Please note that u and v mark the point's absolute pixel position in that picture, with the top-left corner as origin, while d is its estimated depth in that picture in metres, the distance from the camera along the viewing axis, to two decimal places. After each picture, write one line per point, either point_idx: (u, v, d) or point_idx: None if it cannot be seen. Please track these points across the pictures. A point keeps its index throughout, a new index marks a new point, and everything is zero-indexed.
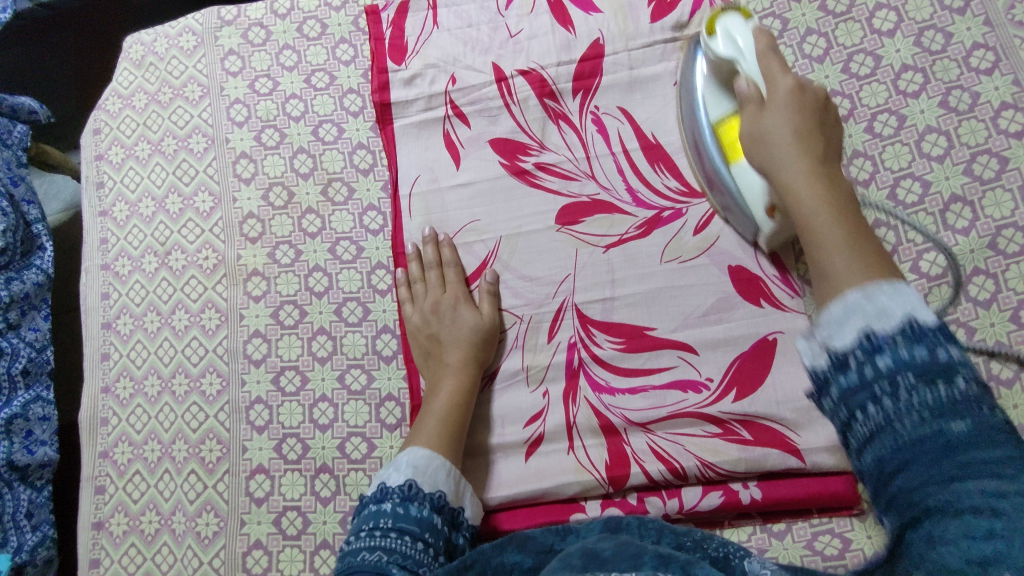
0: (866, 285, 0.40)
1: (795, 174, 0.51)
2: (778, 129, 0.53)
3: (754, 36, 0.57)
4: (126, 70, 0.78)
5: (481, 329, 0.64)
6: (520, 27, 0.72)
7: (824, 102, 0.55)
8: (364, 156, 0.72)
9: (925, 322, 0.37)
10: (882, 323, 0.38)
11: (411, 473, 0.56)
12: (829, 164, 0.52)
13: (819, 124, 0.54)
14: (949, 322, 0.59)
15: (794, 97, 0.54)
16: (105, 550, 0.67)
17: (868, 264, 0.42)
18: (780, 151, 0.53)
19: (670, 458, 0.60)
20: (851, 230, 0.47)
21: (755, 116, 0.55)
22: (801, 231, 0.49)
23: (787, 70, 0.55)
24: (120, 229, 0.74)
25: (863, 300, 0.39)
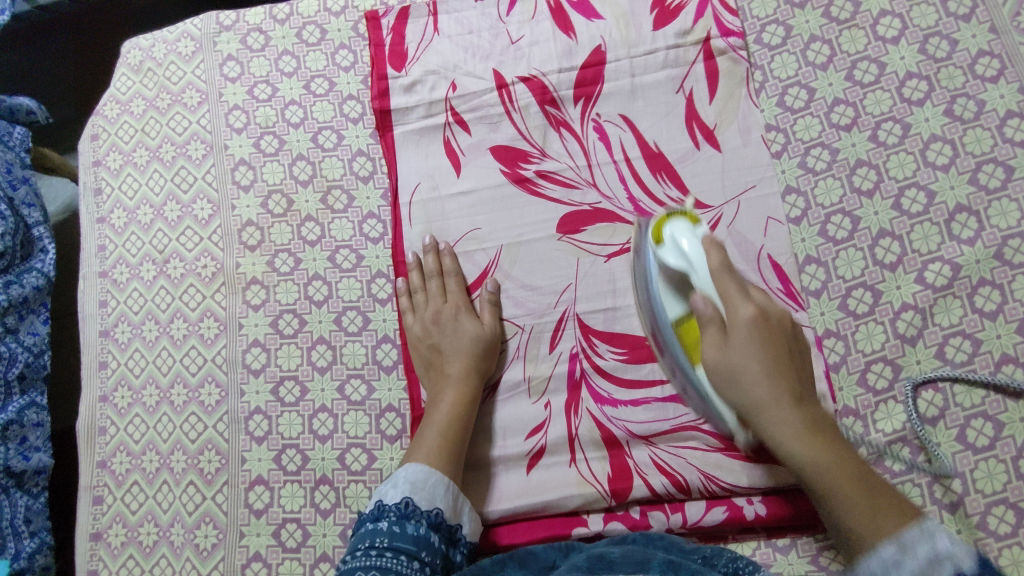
0: (900, 536, 0.44)
1: (785, 430, 0.52)
2: (757, 382, 0.53)
3: (703, 243, 0.56)
4: (124, 75, 0.78)
5: (482, 338, 0.63)
6: (521, 34, 0.71)
7: (784, 316, 0.55)
8: (364, 164, 0.72)
9: (973, 569, 0.41)
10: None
11: (408, 489, 0.56)
12: (807, 400, 0.53)
13: (784, 343, 0.54)
14: (954, 333, 0.59)
15: (758, 329, 0.54)
16: (104, 561, 0.66)
17: (887, 514, 0.46)
18: (756, 392, 0.53)
19: (673, 472, 0.59)
20: (841, 467, 0.49)
21: (721, 347, 0.55)
22: (835, 490, 0.49)
23: (744, 292, 0.55)
24: (118, 236, 0.73)
25: (901, 557, 0.43)
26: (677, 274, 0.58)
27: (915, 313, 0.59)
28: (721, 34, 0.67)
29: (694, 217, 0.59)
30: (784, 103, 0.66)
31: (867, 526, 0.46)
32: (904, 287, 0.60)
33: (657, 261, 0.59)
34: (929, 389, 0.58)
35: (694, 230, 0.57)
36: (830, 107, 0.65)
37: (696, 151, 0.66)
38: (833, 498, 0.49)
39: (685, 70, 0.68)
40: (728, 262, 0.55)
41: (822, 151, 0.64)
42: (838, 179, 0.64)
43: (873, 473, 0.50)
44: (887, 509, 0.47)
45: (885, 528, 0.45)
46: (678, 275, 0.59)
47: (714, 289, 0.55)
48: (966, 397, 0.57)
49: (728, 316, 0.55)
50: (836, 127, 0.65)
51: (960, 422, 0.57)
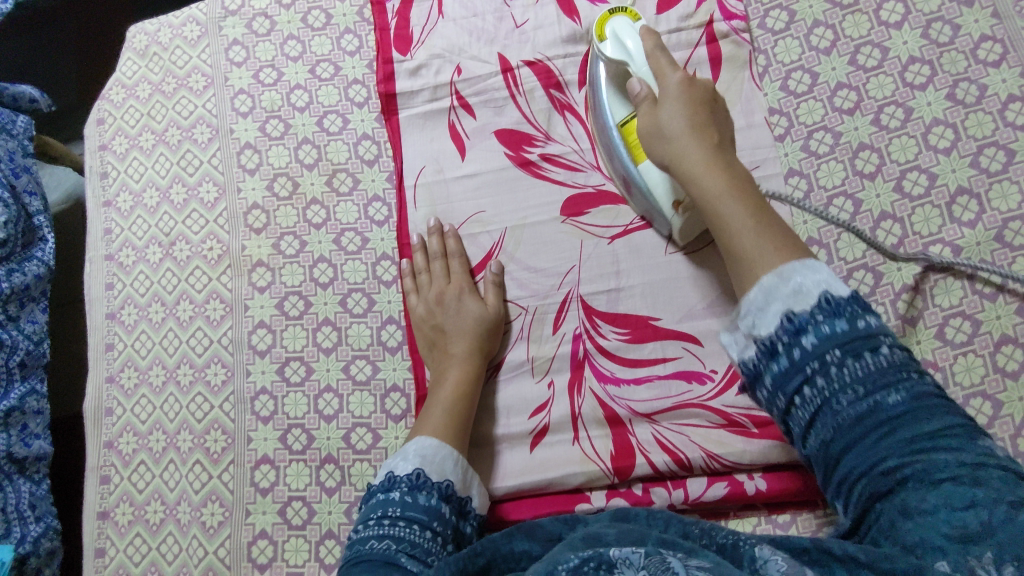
0: (778, 268, 0.46)
1: (693, 163, 0.51)
2: (673, 120, 0.53)
3: (642, 37, 0.60)
4: (130, 60, 0.78)
5: (486, 318, 0.64)
6: (526, 18, 0.71)
7: (714, 91, 0.56)
8: (369, 147, 0.72)
9: (841, 296, 0.44)
10: (800, 303, 0.44)
11: (419, 462, 0.56)
12: (726, 151, 0.52)
13: (710, 110, 0.54)
14: (954, 314, 0.59)
15: (684, 91, 0.54)
16: (111, 539, 0.67)
17: (777, 244, 0.47)
18: (675, 149, 0.53)
19: (675, 449, 0.60)
20: (743, 205, 0.49)
21: (650, 112, 0.55)
22: (725, 218, 0.49)
23: (671, 63, 0.57)
24: (124, 219, 0.74)
25: (777, 285, 0.45)
26: (621, 75, 0.63)
27: (916, 295, 0.60)
28: (725, 17, 0.68)
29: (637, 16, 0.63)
30: (788, 87, 0.66)
31: (750, 265, 0.47)
32: (905, 268, 0.60)
33: (604, 64, 0.63)
34: (929, 368, 0.58)
35: (635, 29, 0.61)
36: (833, 91, 0.66)
37: None
38: (726, 247, 0.50)
39: (688, 53, 0.68)
40: (662, 45, 0.59)
41: (824, 134, 0.65)
42: (840, 162, 0.64)
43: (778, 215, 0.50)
44: (777, 242, 0.48)
45: (768, 264, 0.46)
46: (622, 71, 0.63)
47: (650, 73, 0.59)
48: (966, 376, 0.58)
49: (654, 68, 0.58)
50: (838, 110, 0.65)
51: (960, 401, 0.57)
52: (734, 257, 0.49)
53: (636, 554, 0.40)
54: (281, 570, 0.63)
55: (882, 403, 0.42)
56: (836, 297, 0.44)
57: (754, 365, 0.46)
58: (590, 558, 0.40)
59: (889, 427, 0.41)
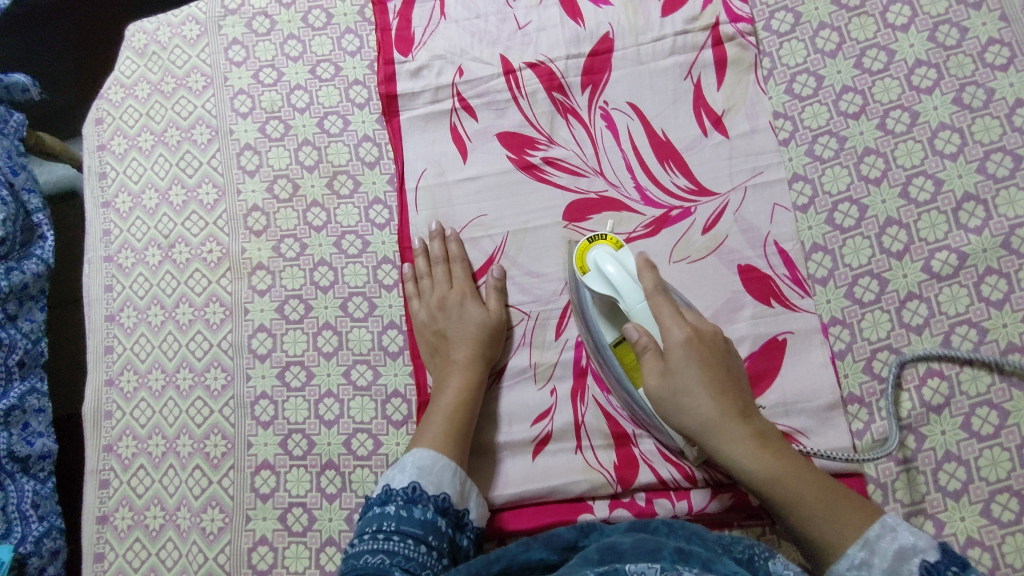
0: (865, 538, 0.49)
1: (739, 452, 0.52)
2: (706, 405, 0.53)
3: (636, 268, 0.57)
4: (128, 59, 0.77)
5: (488, 324, 0.64)
6: (529, 19, 0.71)
7: (716, 332, 0.56)
8: (370, 149, 0.71)
9: (937, 557, 0.47)
10: (898, 572, 0.47)
11: (415, 473, 0.56)
12: (745, 399, 0.54)
13: (721, 358, 0.55)
14: (960, 322, 0.59)
15: (696, 351, 0.54)
16: (110, 544, 0.66)
17: (849, 514, 0.50)
18: (710, 415, 0.53)
19: (679, 459, 0.60)
20: (795, 480, 0.51)
21: (663, 378, 0.54)
22: (800, 501, 0.51)
23: (677, 313, 0.55)
24: (123, 221, 0.73)
25: (871, 560, 0.48)
26: (608, 302, 0.59)
27: (921, 303, 0.60)
28: (730, 20, 0.67)
29: (617, 239, 0.59)
30: (793, 90, 0.66)
31: (840, 530, 0.50)
32: (911, 275, 0.60)
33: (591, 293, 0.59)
34: (934, 377, 0.58)
35: (620, 257, 0.57)
36: (839, 95, 0.65)
37: (704, 138, 0.66)
38: (802, 508, 0.51)
39: (693, 56, 0.67)
40: (661, 283, 0.56)
41: (830, 139, 0.64)
42: (845, 167, 0.63)
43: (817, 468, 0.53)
44: (846, 513, 0.50)
45: (851, 536, 0.49)
46: (613, 301, 0.59)
47: (650, 317, 0.56)
48: (972, 385, 0.58)
49: (663, 334, 0.54)
50: (844, 115, 0.64)
51: (966, 411, 0.57)
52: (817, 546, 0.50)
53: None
54: None
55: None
56: (937, 565, 0.47)
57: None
58: (606, 572, 0.43)
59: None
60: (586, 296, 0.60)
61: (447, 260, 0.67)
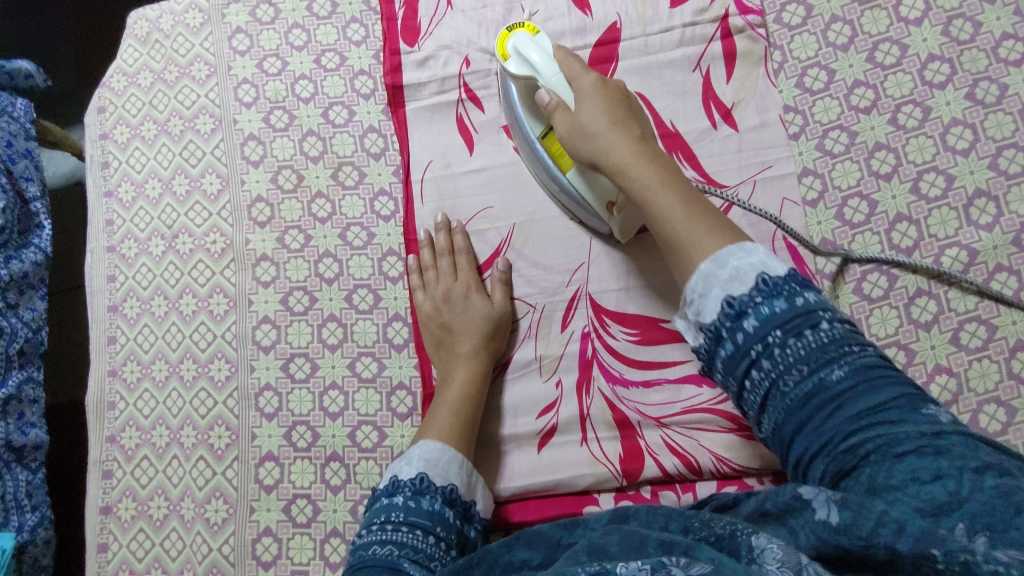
0: (716, 253, 0.46)
1: (625, 159, 0.51)
2: (594, 120, 0.53)
3: (549, 51, 0.59)
4: (131, 47, 0.76)
5: (493, 317, 0.63)
6: (536, 9, 0.70)
7: (626, 88, 0.57)
8: (375, 140, 0.71)
9: (779, 276, 0.44)
10: (739, 286, 0.44)
11: (422, 466, 0.56)
12: (650, 142, 0.53)
13: (627, 108, 0.55)
14: (969, 319, 0.59)
15: (599, 88, 0.55)
16: (114, 534, 0.66)
17: (715, 228, 0.47)
18: (602, 142, 0.52)
19: (684, 453, 0.60)
20: (670, 190, 0.49)
21: (569, 117, 0.55)
22: (675, 229, 0.48)
23: (586, 70, 0.56)
24: (126, 211, 0.73)
25: (716, 270, 0.45)
26: (528, 87, 0.61)
27: (930, 299, 0.59)
28: (741, 11, 0.66)
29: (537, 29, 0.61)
30: (803, 84, 0.65)
31: (692, 253, 0.47)
32: (919, 271, 0.60)
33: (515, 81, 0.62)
34: (943, 373, 0.58)
35: (538, 41, 0.59)
36: (850, 89, 0.64)
37: (713, 130, 0.65)
38: (670, 240, 0.48)
39: (702, 47, 0.67)
40: (576, 63, 0.57)
41: (840, 133, 0.64)
42: (856, 162, 0.63)
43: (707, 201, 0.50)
44: (710, 222, 0.48)
45: (707, 246, 0.46)
46: (529, 87, 0.61)
47: (562, 80, 0.57)
48: (980, 382, 0.57)
49: (570, 78, 0.56)
50: (855, 109, 0.64)
51: (974, 407, 0.57)
52: (674, 245, 0.48)
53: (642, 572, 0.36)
54: (286, 568, 0.63)
55: (823, 378, 0.42)
56: (774, 276, 0.44)
57: (706, 343, 0.46)
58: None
59: (833, 403, 0.41)
60: (512, 89, 0.63)
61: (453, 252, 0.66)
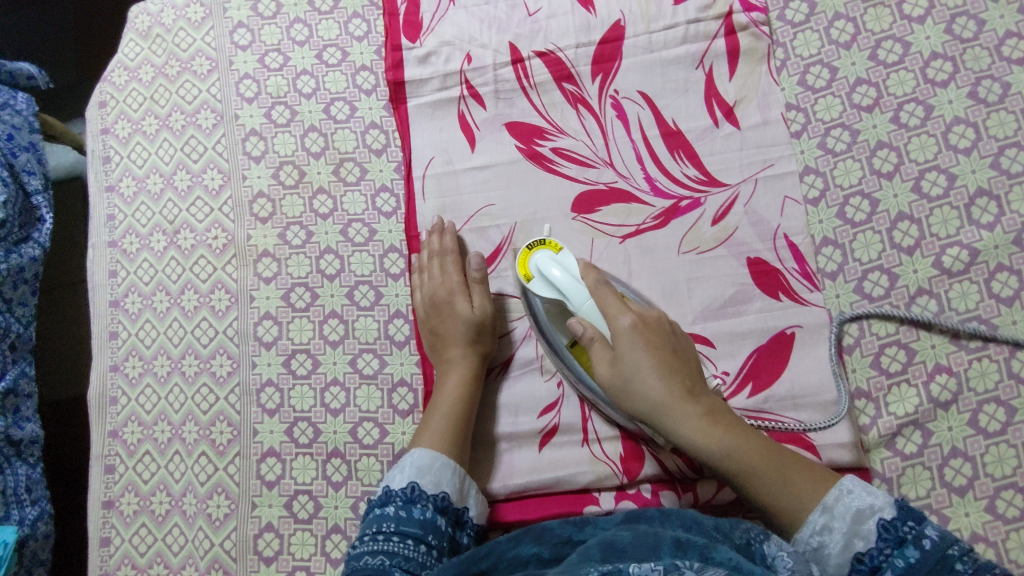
0: (824, 501, 0.50)
1: (686, 426, 0.53)
2: (655, 385, 0.54)
3: (574, 268, 0.58)
4: (132, 41, 0.76)
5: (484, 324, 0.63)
6: (539, 6, 0.70)
7: (663, 317, 0.57)
8: (377, 136, 0.71)
9: (895, 517, 0.48)
10: (861, 538, 0.48)
11: (414, 474, 0.56)
12: (698, 387, 0.55)
13: (666, 339, 0.56)
14: (970, 319, 0.59)
15: (643, 334, 0.55)
16: (116, 529, 0.67)
17: (813, 483, 0.52)
18: (652, 393, 0.54)
19: (685, 452, 0.60)
20: (764, 454, 0.52)
21: (613, 365, 0.56)
22: (750, 472, 0.52)
23: (622, 303, 0.56)
24: (127, 206, 0.73)
25: (834, 527, 0.49)
26: (555, 305, 0.61)
27: (931, 299, 0.60)
28: (744, 9, 0.66)
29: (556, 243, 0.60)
30: (806, 82, 0.65)
31: (793, 506, 0.51)
32: (920, 271, 0.60)
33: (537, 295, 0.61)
34: (943, 373, 0.58)
35: (560, 259, 0.59)
36: (852, 87, 0.64)
37: (715, 128, 0.65)
38: (760, 485, 0.52)
39: (705, 45, 0.66)
40: (601, 278, 0.58)
41: (842, 131, 0.64)
42: (858, 160, 0.63)
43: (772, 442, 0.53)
44: (803, 475, 0.52)
45: (809, 500, 0.51)
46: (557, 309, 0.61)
47: (598, 313, 0.57)
48: (980, 382, 0.58)
49: (612, 326, 0.56)
50: (857, 107, 0.64)
51: (973, 407, 0.57)
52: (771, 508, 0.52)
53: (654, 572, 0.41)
54: (287, 563, 0.63)
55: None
56: (892, 525, 0.47)
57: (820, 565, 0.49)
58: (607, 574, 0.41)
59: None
60: (535, 306, 0.62)
61: (442, 254, 0.66)
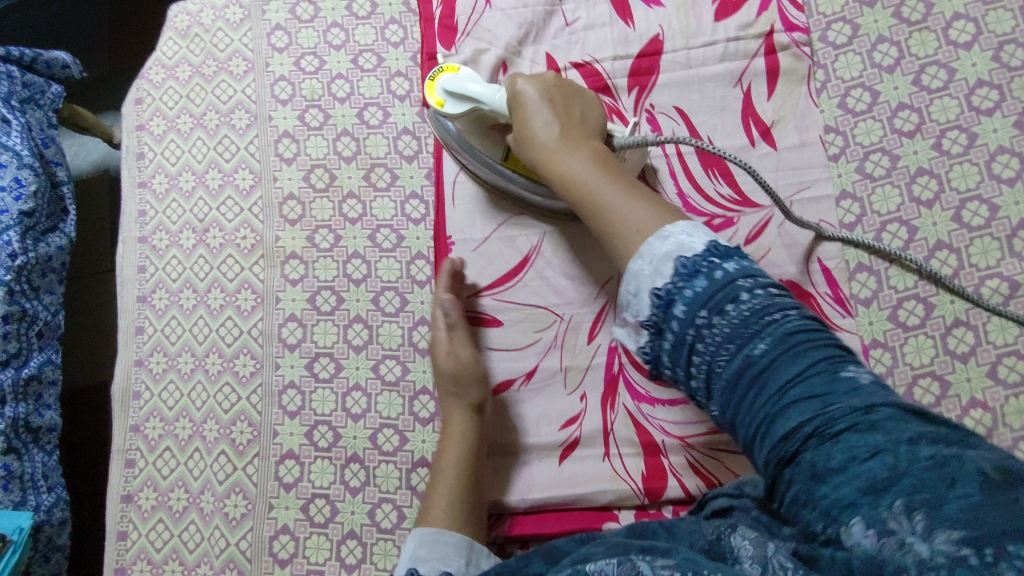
0: (650, 236, 0.46)
1: (566, 165, 0.52)
2: (546, 127, 0.54)
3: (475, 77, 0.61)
4: (170, 40, 0.77)
5: (461, 372, 0.61)
6: (577, 17, 0.69)
7: (575, 99, 0.57)
8: (409, 143, 0.71)
9: (697, 254, 0.43)
10: (660, 273, 0.44)
11: (413, 561, 0.53)
12: (590, 139, 0.54)
13: (578, 118, 0.56)
14: (1008, 353, 0.57)
15: (552, 96, 0.56)
16: (134, 523, 0.67)
17: (649, 205, 0.48)
18: (540, 144, 0.54)
19: (708, 474, 0.59)
20: (607, 191, 0.50)
21: (528, 151, 0.55)
22: (610, 216, 0.49)
23: (531, 104, 0.56)
24: (159, 202, 0.73)
25: (642, 261, 0.45)
26: (478, 126, 0.62)
27: (968, 330, 0.58)
28: (786, 28, 0.65)
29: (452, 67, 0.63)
30: (846, 104, 0.64)
31: (625, 243, 0.47)
32: (958, 302, 0.59)
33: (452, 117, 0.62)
34: (978, 408, 0.57)
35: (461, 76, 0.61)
36: (894, 112, 0.63)
37: (751, 147, 0.64)
38: (605, 237, 0.49)
39: (744, 63, 0.66)
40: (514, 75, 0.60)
41: (882, 156, 0.63)
42: (896, 187, 0.62)
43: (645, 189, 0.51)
44: (653, 212, 0.48)
45: (644, 228, 0.46)
46: (473, 126, 0.62)
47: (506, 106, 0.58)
48: (1016, 418, 0.56)
49: (511, 92, 0.58)
50: (898, 132, 0.63)
51: (1009, 444, 0.56)
52: (610, 228, 0.49)
53: (610, 566, 0.38)
54: (302, 567, 0.63)
55: (748, 354, 0.40)
56: (690, 258, 0.43)
57: (653, 338, 0.45)
58: None
59: (760, 377, 0.39)
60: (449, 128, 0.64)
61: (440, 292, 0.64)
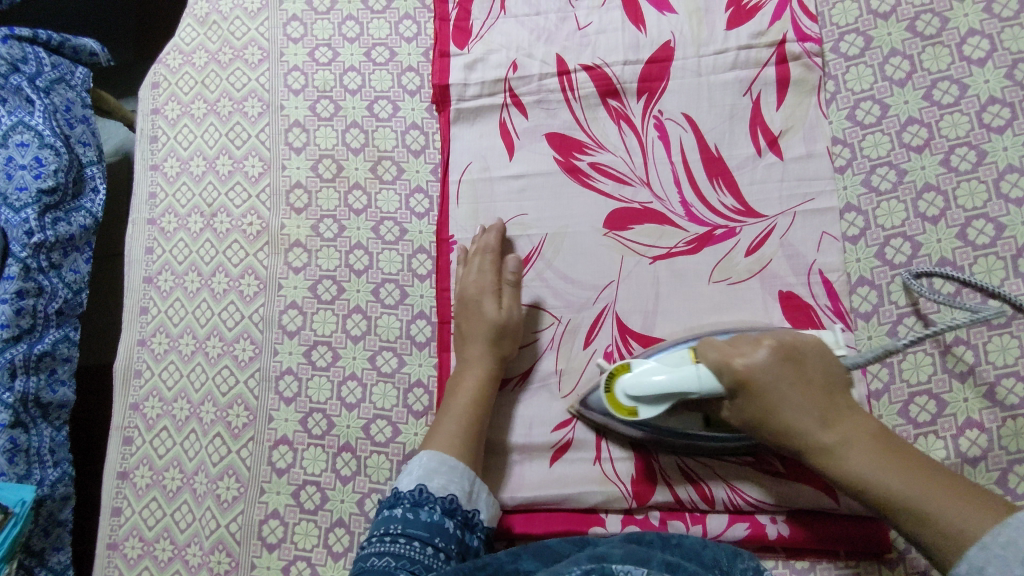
0: (982, 535, 0.42)
1: (828, 444, 0.49)
2: (805, 416, 0.50)
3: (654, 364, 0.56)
4: (189, 26, 0.78)
5: (505, 325, 0.62)
6: (589, 20, 0.69)
7: (803, 341, 0.53)
8: (417, 138, 0.71)
9: None
10: (1013, 574, 0.40)
11: (421, 477, 0.57)
12: (840, 396, 0.50)
13: (811, 367, 0.51)
14: (1007, 374, 0.57)
15: (789, 369, 0.51)
16: (128, 500, 0.68)
17: (962, 501, 0.44)
18: (805, 425, 0.50)
19: (699, 481, 0.59)
20: (892, 470, 0.47)
21: (752, 415, 0.52)
22: (902, 498, 0.46)
23: (754, 368, 0.52)
24: (169, 185, 0.74)
25: (988, 549, 0.41)
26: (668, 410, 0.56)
27: (967, 349, 0.58)
28: (798, 38, 0.65)
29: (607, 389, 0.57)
30: (855, 117, 0.64)
31: (943, 544, 0.44)
32: (958, 320, 0.58)
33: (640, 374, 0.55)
34: (974, 428, 0.56)
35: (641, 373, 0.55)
36: (903, 126, 0.63)
37: (757, 157, 0.64)
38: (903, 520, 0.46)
39: (755, 72, 0.65)
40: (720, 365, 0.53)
41: (889, 170, 0.62)
42: (902, 202, 0.61)
43: (924, 456, 0.48)
44: (972, 502, 0.44)
45: (973, 524, 0.43)
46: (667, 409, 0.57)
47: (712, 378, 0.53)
48: (1013, 441, 0.56)
49: (721, 365, 0.53)
50: (906, 147, 0.62)
51: (1003, 466, 0.55)
52: (932, 525, 0.45)
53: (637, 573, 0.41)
54: (290, 552, 0.64)
55: None
56: None
57: None
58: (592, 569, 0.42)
59: None
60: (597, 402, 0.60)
61: (483, 251, 0.65)
